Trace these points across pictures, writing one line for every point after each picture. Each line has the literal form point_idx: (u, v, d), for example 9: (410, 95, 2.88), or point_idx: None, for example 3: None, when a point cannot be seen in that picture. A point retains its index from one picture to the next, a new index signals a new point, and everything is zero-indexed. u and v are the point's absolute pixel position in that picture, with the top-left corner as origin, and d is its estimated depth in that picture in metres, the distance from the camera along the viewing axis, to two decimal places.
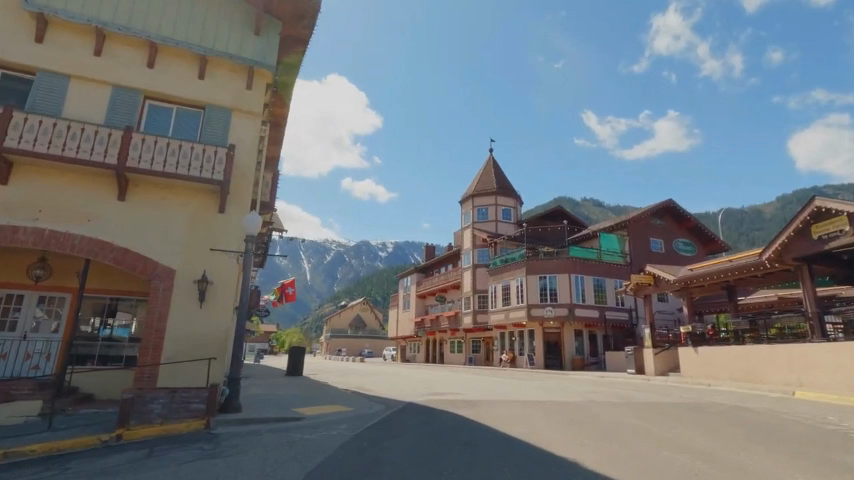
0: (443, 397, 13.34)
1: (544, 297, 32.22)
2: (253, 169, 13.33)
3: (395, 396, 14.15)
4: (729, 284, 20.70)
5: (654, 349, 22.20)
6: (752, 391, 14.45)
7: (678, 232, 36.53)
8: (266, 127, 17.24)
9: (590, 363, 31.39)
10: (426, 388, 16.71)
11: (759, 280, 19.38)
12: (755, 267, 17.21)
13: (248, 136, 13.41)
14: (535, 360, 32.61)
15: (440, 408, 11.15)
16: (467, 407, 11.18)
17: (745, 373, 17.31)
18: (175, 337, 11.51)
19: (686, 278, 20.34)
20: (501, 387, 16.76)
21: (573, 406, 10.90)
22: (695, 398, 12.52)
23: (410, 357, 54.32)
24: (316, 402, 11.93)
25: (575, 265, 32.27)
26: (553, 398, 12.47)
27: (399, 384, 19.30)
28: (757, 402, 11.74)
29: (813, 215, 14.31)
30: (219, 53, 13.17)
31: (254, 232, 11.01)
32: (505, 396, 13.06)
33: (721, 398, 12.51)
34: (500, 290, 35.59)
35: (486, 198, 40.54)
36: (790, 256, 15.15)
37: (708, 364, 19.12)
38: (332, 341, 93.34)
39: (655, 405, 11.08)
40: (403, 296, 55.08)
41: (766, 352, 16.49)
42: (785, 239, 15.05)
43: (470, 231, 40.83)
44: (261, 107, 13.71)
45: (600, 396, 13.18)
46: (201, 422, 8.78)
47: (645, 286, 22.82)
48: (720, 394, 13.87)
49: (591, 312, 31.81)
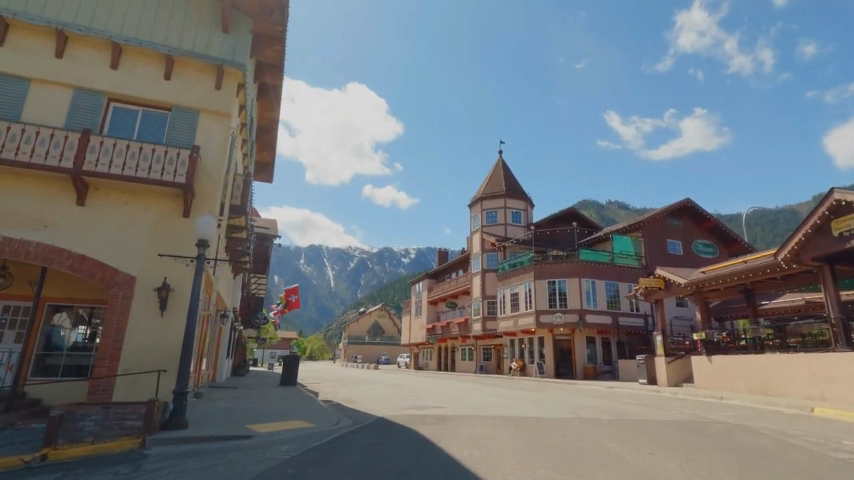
0: (420, 411, 12.47)
1: (553, 303, 30.93)
2: (222, 172, 12.73)
3: (373, 409, 13.33)
4: (747, 287, 19.16)
5: (667, 358, 20.75)
6: (766, 406, 13.07)
7: (698, 233, 34.66)
8: (246, 130, 16.79)
9: (603, 372, 29.84)
10: (412, 399, 15.78)
11: (779, 282, 17.81)
12: (772, 269, 15.76)
13: (216, 137, 12.90)
14: (546, 368, 31.25)
15: (408, 424, 10.30)
16: (437, 423, 10.29)
17: (762, 385, 15.81)
18: (133, 348, 11.01)
19: (698, 281, 18.91)
20: (492, 400, 15.72)
21: (552, 424, 9.87)
22: (699, 415, 11.23)
23: (423, 365, 53.44)
24: (281, 417, 11.20)
25: (585, 268, 30.88)
26: (537, 414, 11.45)
27: (390, 395, 18.42)
28: (767, 420, 10.41)
29: (831, 210, 12.91)
30: (184, 52, 12.75)
31: (209, 237, 10.12)
32: (486, 412, 12.09)
33: (728, 416, 11.20)
34: (508, 296, 34.40)
35: (494, 201, 39.47)
36: (808, 256, 13.73)
37: (723, 375, 17.64)
38: (350, 348, 93.28)
39: (647, 423, 9.92)
40: (416, 303, 54.30)
41: (785, 362, 15.03)
42: (801, 237, 13.64)
43: (479, 235, 39.85)
44: (230, 107, 13.19)
45: (593, 411, 12.03)
46: (135, 441, 8.19)
47: (656, 290, 21.40)
48: (729, 409, 12.56)
49: (603, 318, 30.30)
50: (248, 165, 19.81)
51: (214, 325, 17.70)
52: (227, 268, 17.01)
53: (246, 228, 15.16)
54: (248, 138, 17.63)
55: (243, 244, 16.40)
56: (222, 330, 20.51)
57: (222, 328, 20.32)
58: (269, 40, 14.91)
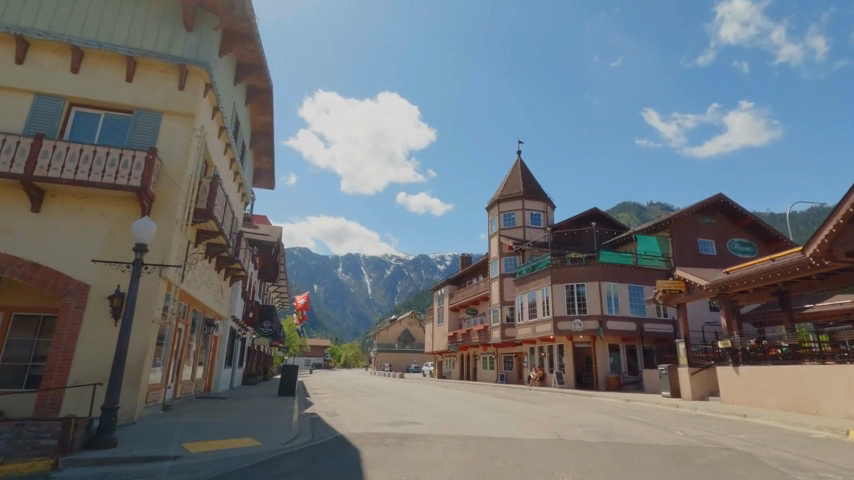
0: (390, 428, 11.38)
1: (572, 309, 29.08)
2: (185, 175, 12.26)
3: (344, 425, 12.37)
4: (780, 289, 17.02)
5: (690, 368, 18.73)
6: (793, 427, 11.14)
7: (734, 231, 31.93)
8: (228, 134, 16.44)
9: (628, 383, 27.71)
10: (396, 414, 14.69)
11: (816, 282, 15.64)
12: (802, 267, 13.73)
13: (179, 139, 12.47)
14: (566, 379, 29.35)
15: (360, 444, 9.28)
16: (391, 445, 9.17)
17: (797, 401, 13.75)
18: (84, 359, 10.56)
19: (721, 282, 16.95)
20: (483, 415, 14.40)
21: (519, 448, 8.58)
22: (702, 438, 9.53)
23: (446, 373, 52.12)
24: (234, 432, 10.37)
25: (606, 271, 28.86)
26: (513, 434, 10.13)
27: (380, 408, 17.36)
28: (785, 447, 8.62)
29: None
30: (145, 52, 12.38)
31: (150, 239, 9.51)
32: (459, 431, 10.83)
33: (739, 439, 9.42)
34: (526, 302, 32.74)
35: (512, 202, 37.96)
36: (842, 251, 11.77)
37: (750, 388, 15.66)
38: (380, 356, 93.02)
39: (630, 449, 8.39)
40: (438, 310, 53.18)
41: (823, 373, 12.97)
42: (832, 229, 11.72)
43: (496, 238, 38.41)
44: (194, 108, 12.75)
45: (579, 431, 10.51)
46: (48, 462, 7.46)
47: (677, 294, 19.50)
48: (746, 430, 10.80)
49: (626, 325, 28.21)
50: (238, 171, 19.46)
51: (201, 334, 17.33)
52: (210, 274, 16.65)
53: (223, 234, 14.72)
54: (232, 143, 17.25)
55: (225, 251, 15.98)
56: (217, 338, 20.20)
57: (216, 337, 19.97)
58: (241, 37, 14.39)
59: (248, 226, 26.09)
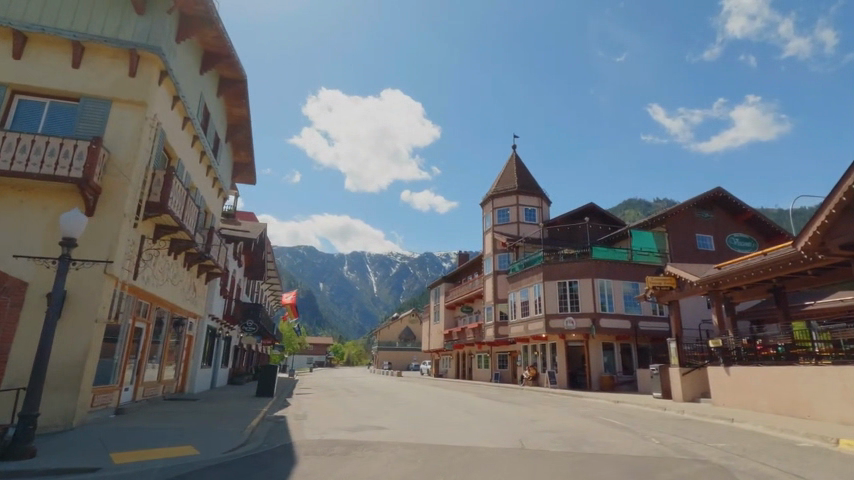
0: (348, 434, 10.66)
1: (564, 306, 28.25)
2: (135, 166, 11.59)
3: (303, 431, 11.67)
4: (776, 285, 16.09)
5: (682, 368, 17.86)
6: (780, 434, 10.29)
7: (734, 226, 30.92)
8: (193, 125, 15.73)
9: (622, 383, 26.87)
10: (366, 417, 13.96)
11: (812, 277, 14.68)
12: (795, 262, 12.83)
13: (129, 128, 11.80)
14: (558, 378, 28.55)
15: (303, 453, 8.56)
16: (336, 455, 8.44)
17: (789, 403, 12.88)
18: (20, 361, 9.96)
19: (712, 278, 16.07)
20: (455, 419, 13.64)
21: (470, 460, 7.82)
22: (676, 448, 8.71)
23: (442, 372, 51.40)
24: (176, 439, 9.68)
25: (600, 267, 27.95)
26: (473, 442, 9.39)
27: (354, 410, 16.69)
28: (765, 459, 7.77)
29: None
30: (92, 37, 11.73)
31: (80, 233, 8.73)
32: (418, 438, 10.08)
33: (718, 449, 8.58)
34: (519, 300, 31.90)
35: (506, 198, 37.10)
36: (835, 244, 10.86)
37: (742, 390, 14.79)
38: (380, 354, 92.51)
39: (592, 461, 7.59)
40: (434, 308, 52.46)
41: (816, 375, 12.05)
42: (826, 219, 10.81)
43: (490, 235, 37.58)
44: (145, 95, 12.06)
45: (546, 439, 9.72)
46: None
47: (668, 290, 18.64)
48: (729, 437, 9.97)
49: (621, 323, 27.35)
50: (211, 165, 18.81)
51: (169, 333, 16.71)
52: (177, 271, 16.00)
53: (184, 229, 14.05)
54: (201, 134, 16.55)
55: (191, 246, 15.30)
56: (191, 338, 19.58)
57: (189, 336, 19.35)
58: (200, 21, 13.68)
59: (230, 222, 25.46)
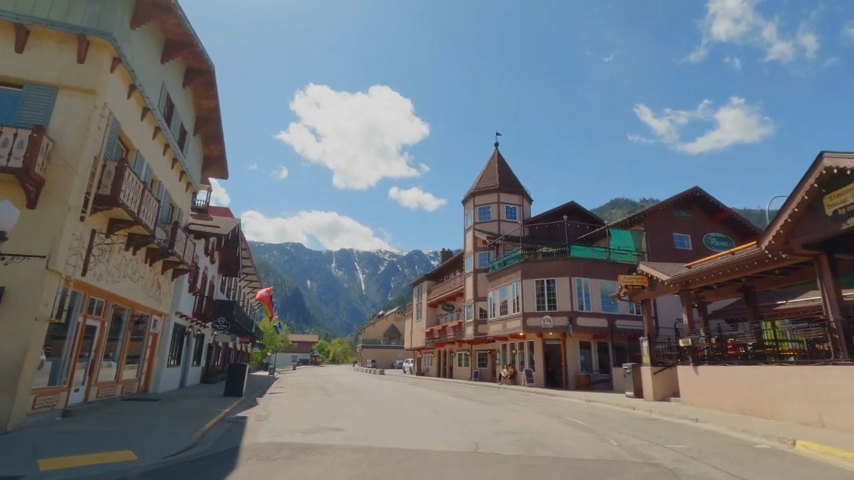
0: (302, 436, 10.31)
1: (541, 305, 28.15)
2: (82, 156, 11.05)
3: (257, 433, 11.25)
4: (745, 284, 16.06)
5: (653, 367, 17.82)
6: (741, 435, 10.16)
7: (711, 225, 31.10)
8: (154, 116, 15.15)
9: (598, 381, 26.85)
10: (328, 418, 13.60)
11: (779, 277, 14.66)
12: (760, 261, 12.76)
13: (76, 116, 11.25)
14: (535, 377, 28.45)
15: (245, 458, 8.17)
16: (279, 459, 8.09)
17: (754, 404, 12.79)
18: None
19: (682, 277, 15.99)
20: (420, 419, 13.35)
21: (417, 464, 7.53)
22: (632, 450, 8.50)
23: (424, 370, 51.11)
24: (117, 443, 9.24)
25: (577, 266, 27.89)
26: (427, 445, 9.09)
27: (321, 410, 16.32)
28: (719, 461, 7.59)
29: (822, 181, 10.00)
30: (37, 20, 11.20)
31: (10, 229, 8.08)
32: (373, 440, 9.76)
33: (674, 451, 8.39)
34: (498, 298, 31.73)
35: (487, 195, 36.91)
36: (798, 243, 10.76)
37: (709, 390, 14.73)
38: (365, 352, 92.15)
39: (542, 465, 7.33)
40: (417, 306, 52.19)
41: (778, 375, 11.97)
42: (789, 217, 10.73)
43: (471, 232, 37.40)
44: (94, 82, 11.49)
45: (503, 441, 9.46)
46: None
47: (641, 289, 18.55)
48: (688, 438, 9.82)
49: (597, 321, 27.33)
50: (177, 158, 18.21)
51: (128, 331, 16.16)
52: (137, 266, 15.46)
53: (141, 223, 13.49)
54: (162, 126, 15.95)
55: (149, 241, 14.72)
56: (155, 336, 18.99)
57: (153, 335, 18.76)
58: (157, 6, 13.12)
59: (201, 217, 24.84)
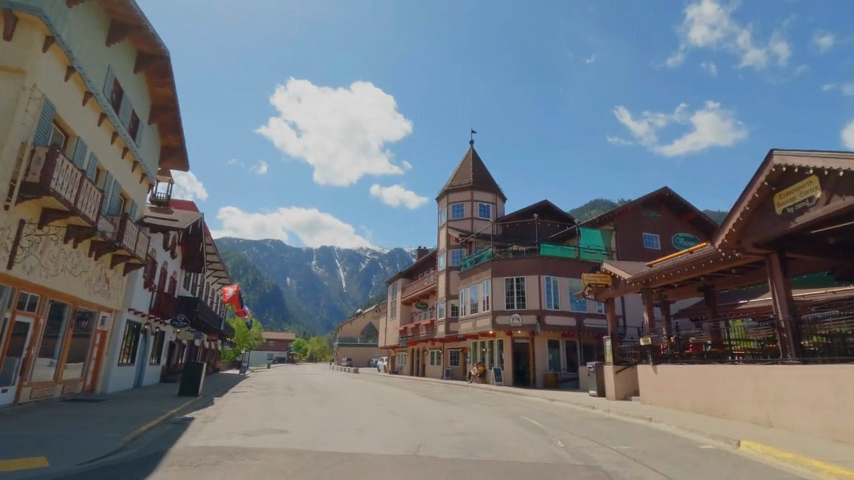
0: (240, 440, 9.79)
1: (511, 303, 28.05)
2: (7, 140, 10.31)
3: (196, 436, 10.69)
4: (705, 284, 16.12)
5: (615, 366, 17.82)
6: (689, 434, 10.03)
7: (679, 225, 31.45)
8: (98, 101, 14.32)
9: (565, 380, 26.89)
10: (278, 419, 13.09)
11: (737, 276, 14.69)
12: (715, 260, 12.73)
13: (1, 98, 10.55)
14: (504, 376, 28.35)
15: (167, 464, 7.63)
16: (204, 465, 7.59)
17: (708, 402, 12.77)
18: None
19: (643, 275, 15.96)
20: (373, 420, 12.94)
21: (346, 469, 7.10)
22: (575, 452, 8.24)
23: (397, 369, 50.74)
24: (32, 449, 8.58)
25: (547, 264, 27.85)
26: (367, 448, 8.69)
27: (274, 410, 15.79)
28: (659, 463, 7.37)
29: (773, 179, 9.96)
30: None
31: None
32: (312, 443, 9.32)
33: (617, 453, 8.16)
34: (468, 296, 31.55)
35: (461, 193, 36.64)
36: (749, 242, 10.73)
37: (667, 389, 14.71)
38: (341, 350, 91.36)
39: (477, 469, 7.00)
40: (391, 304, 51.77)
41: (730, 375, 11.94)
42: (740, 216, 10.70)
43: (444, 230, 37.10)
44: (23, 62, 10.78)
45: (447, 443, 9.12)
46: None
47: (604, 287, 18.49)
48: (637, 438, 9.63)
49: (565, 319, 27.34)
50: (129, 147, 17.35)
51: (70, 328, 15.33)
52: (79, 259, 14.63)
53: (79, 214, 12.66)
54: (109, 112, 15.12)
55: (90, 233, 13.85)
56: (103, 332, 18.11)
57: (101, 331, 17.90)
58: None
59: (161, 210, 23.94)
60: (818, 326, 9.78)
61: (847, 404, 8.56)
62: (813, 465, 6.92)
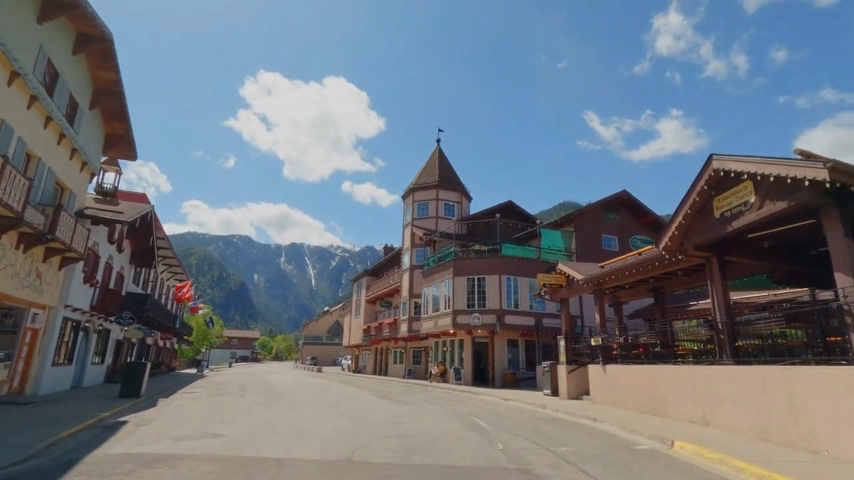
0: (166, 445, 9.24)
1: (471, 302, 28.06)
2: None
3: (121, 441, 10.05)
4: (654, 285, 16.39)
5: (568, 365, 18.01)
6: (628, 435, 10.10)
7: (636, 227, 32.21)
8: (27, 81, 13.30)
9: (524, 379, 27.08)
10: (217, 422, 12.51)
11: (683, 278, 15.00)
12: (661, 262, 12.95)
13: None
14: (464, 375, 28.36)
15: (74, 474, 7.06)
16: (116, 474, 7.06)
17: (651, 402, 12.97)
18: None
19: (595, 276, 16.14)
20: (317, 422, 12.54)
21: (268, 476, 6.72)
22: (511, 455, 8.10)
23: (361, 368, 50.21)
24: None
25: (508, 264, 27.97)
26: (299, 454, 8.32)
27: (218, 412, 15.17)
28: (591, 466, 7.30)
29: (712, 183, 10.15)
30: None
31: None
32: (242, 449, 8.88)
33: (553, 455, 8.07)
34: (431, 295, 31.41)
35: (426, 192, 36.47)
36: (691, 245, 10.92)
37: (614, 389, 14.89)
38: (307, 349, 89.90)
39: (406, 474, 6.75)
40: (356, 303, 51.17)
41: (672, 375, 12.14)
42: (683, 219, 10.87)
43: (409, 229, 36.83)
44: None
45: (385, 447, 8.85)
46: None
47: (559, 288, 18.64)
48: (577, 439, 9.61)
49: (525, 319, 27.54)
50: (66, 133, 16.29)
51: None
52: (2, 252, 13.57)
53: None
54: (41, 94, 14.10)
55: (12, 224, 12.82)
56: (35, 330, 16.96)
57: (31, 329, 16.74)
58: None
59: (106, 201, 22.70)
60: (752, 328, 10.01)
61: (774, 403, 8.76)
62: (736, 465, 7.00)
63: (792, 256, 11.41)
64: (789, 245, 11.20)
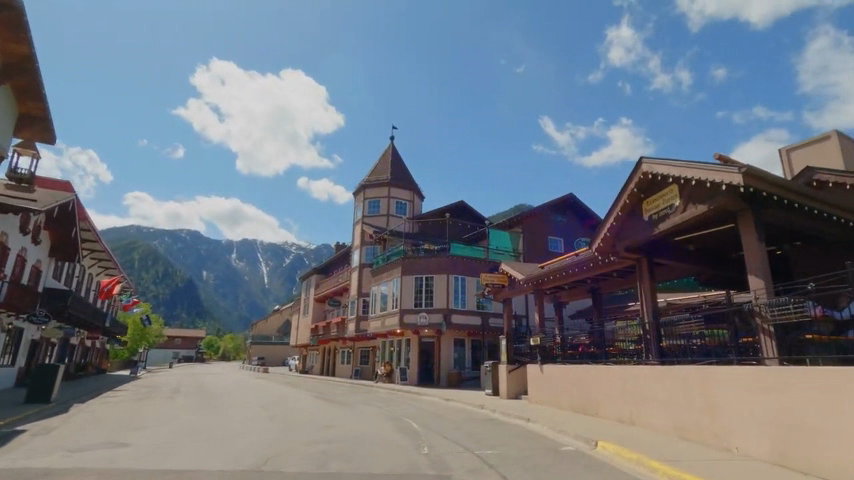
0: (58, 457, 8.31)
1: (419, 301, 27.84)
2: None
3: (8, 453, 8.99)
4: (591, 286, 16.71)
5: (509, 365, 18.09)
6: (557, 435, 10.10)
7: (582, 230, 33.07)
8: None
9: (468, 378, 27.14)
10: (129, 429, 11.53)
11: (618, 279, 15.34)
12: (595, 263, 13.13)
13: None
14: (409, 375, 28.09)
15: None
16: None
17: (583, 402, 13.15)
18: None
19: (535, 277, 16.25)
20: (242, 427, 11.82)
21: None
22: (435, 460, 7.81)
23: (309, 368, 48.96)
24: None
25: (456, 264, 27.92)
26: (207, 464, 7.68)
27: (135, 418, 14.06)
28: (511, 470, 7.14)
29: (642, 187, 10.31)
30: None
31: None
32: (146, 460, 8.11)
33: (476, 459, 7.84)
34: (379, 294, 30.93)
35: (378, 189, 35.90)
36: (622, 246, 11.08)
37: (550, 389, 15.02)
38: (254, 349, 86.95)
39: None
40: (305, 301, 49.81)
41: (602, 375, 12.33)
42: (614, 221, 11.01)
43: (359, 226, 36.12)
44: None
45: (304, 454, 8.35)
46: None
47: (502, 288, 18.68)
48: (505, 441, 9.47)
49: (471, 319, 27.59)
50: None
51: None
52: None
53: None
54: None
55: None
56: None
57: None
58: None
59: (20, 188, 20.68)
60: (675, 330, 10.26)
61: (693, 403, 8.96)
62: (651, 466, 7.03)
63: (715, 259, 11.82)
64: (713, 249, 11.59)
